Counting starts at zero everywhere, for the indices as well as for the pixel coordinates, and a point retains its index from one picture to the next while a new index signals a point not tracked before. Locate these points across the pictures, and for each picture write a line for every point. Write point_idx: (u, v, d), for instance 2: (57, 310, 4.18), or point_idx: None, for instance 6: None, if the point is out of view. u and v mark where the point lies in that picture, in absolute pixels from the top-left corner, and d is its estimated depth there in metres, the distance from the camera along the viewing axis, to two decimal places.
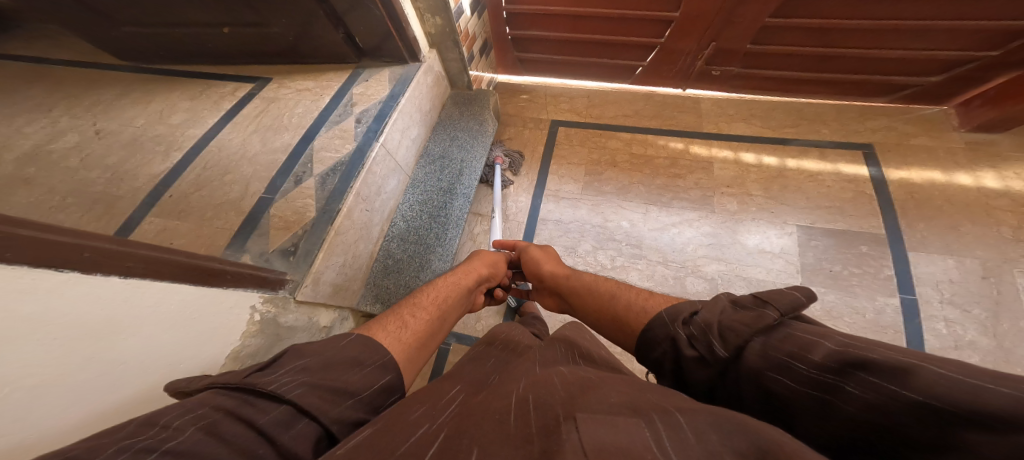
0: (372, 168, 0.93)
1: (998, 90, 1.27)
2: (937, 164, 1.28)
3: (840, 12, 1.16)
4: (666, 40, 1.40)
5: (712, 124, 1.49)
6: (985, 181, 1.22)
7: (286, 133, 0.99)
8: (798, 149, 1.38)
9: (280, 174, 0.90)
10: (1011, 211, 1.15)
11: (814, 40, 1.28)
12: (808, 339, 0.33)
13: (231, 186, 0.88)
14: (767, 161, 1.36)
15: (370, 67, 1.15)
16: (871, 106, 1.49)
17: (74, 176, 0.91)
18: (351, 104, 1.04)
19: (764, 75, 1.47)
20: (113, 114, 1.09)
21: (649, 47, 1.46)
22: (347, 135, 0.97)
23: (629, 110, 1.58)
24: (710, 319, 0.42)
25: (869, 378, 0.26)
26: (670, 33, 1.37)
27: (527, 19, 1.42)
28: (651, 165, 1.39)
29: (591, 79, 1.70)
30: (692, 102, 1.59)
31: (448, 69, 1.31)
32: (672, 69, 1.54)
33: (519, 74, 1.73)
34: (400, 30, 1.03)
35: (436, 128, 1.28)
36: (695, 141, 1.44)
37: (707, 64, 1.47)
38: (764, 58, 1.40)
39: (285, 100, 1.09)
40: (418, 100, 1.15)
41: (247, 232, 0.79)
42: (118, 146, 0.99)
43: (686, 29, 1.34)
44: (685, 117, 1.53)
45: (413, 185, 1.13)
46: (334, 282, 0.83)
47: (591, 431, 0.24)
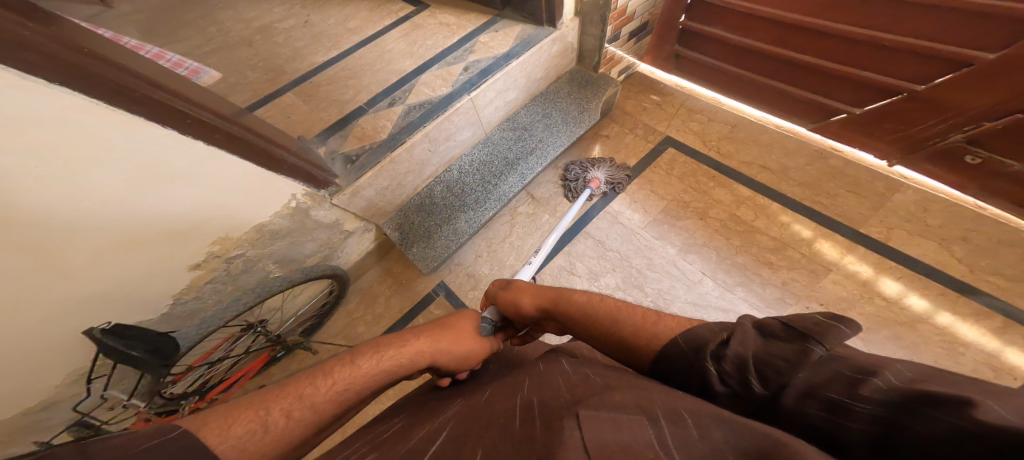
0: (452, 116, 1.03)
1: None
2: None
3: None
4: (926, 89, 0.94)
5: (882, 225, 1.07)
6: None
7: (407, 60, 1.16)
8: (978, 310, 0.91)
9: (383, 93, 1.09)
10: None
11: None
12: (854, 370, 0.25)
13: (349, 89, 1.11)
14: (912, 300, 0.95)
15: (509, 18, 1.22)
16: None
17: (277, 50, 1.28)
18: (470, 51, 1.15)
19: None
20: (322, 10, 1.42)
21: (885, 92, 1.01)
22: (449, 78, 1.09)
23: (774, 164, 1.23)
24: (740, 352, 0.31)
25: (931, 413, 0.19)
26: (943, 81, 0.90)
27: (710, 12, 1.19)
28: (748, 238, 1.10)
29: (756, 108, 1.35)
30: (885, 188, 1.13)
31: (584, 43, 1.26)
32: (888, 130, 1.08)
33: (666, 71, 1.50)
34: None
35: (536, 98, 1.28)
36: (831, 236, 1.07)
37: (969, 140, 0.95)
38: None
39: (426, 28, 1.25)
40: (533, 65, 1.16)
41: (333, 131, 1.01)
42: (308, 36, 1.31)
43: (980, 80, 0.85)
44: (850, 200, 1.12)
45: (485, 144, 1.19)
46: (371, 199, 0.98)
47: (596, 427, 0.24)
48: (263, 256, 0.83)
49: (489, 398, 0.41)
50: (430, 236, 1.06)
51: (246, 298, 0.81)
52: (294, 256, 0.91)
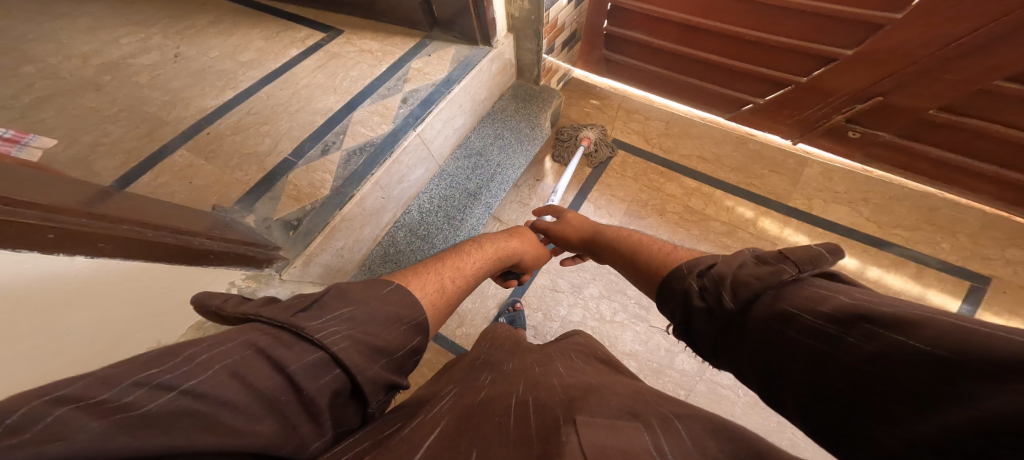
0: (401, 155, 0.96)
1: None
2: None
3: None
4: (809, 80, 1.15)
5: (803, 197, 1.26)
6: None
7: (332, 96, 1.04)
8: (892, 259, 1.12)
9: (312, 138, 0.96)
10: None
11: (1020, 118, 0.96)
12: (824, 292, 0.29)
13: (266, 137, 0.95)
14: (844, 261, 1.14)
15: (438, 39, 1.17)
16: None
17: (142, 94, 1.04)
18: (404, 80, 1.08)
19: (917, 152, 1.16)
20: (196, 42, 1.20)
21: (780, 84, 1.22)
22: (388, 113, 1.01)
23: (708, 154, 1.38)
24: (724, 271, 0.37)
25: (877, 329, 0.23)
26: (821, 73, 1.12)
27: (632, 18, 1.31)
28: (703, 226, 1.24)
29: (680, 101, 1.51)
30: (795, 163, 1.33)
31: (520, 58, 1.28)
32: (789, 117, 1.30)
33: (598, 73, 1.60)
34: (479, 8, 1.02)
35: (484, 119, 1.26)
36: (770, 213, 1.24)
37: (848, 119, 1.21)
38: (935, 128, 1.09)
39: (344, 57, 1.14)
40: (475, 87, 1.13)
41: (259, 192, 0.86)
42: (185, 74, 1.10)
43: (855, 68, 1.06)
44: (776, 179, 1.30)
45: (440, 176, 1.14)
46: (328, 264, 0.88)
47: (593, 433, 0.23)
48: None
49: (485, 397, 0.36)
50: None
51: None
52: None
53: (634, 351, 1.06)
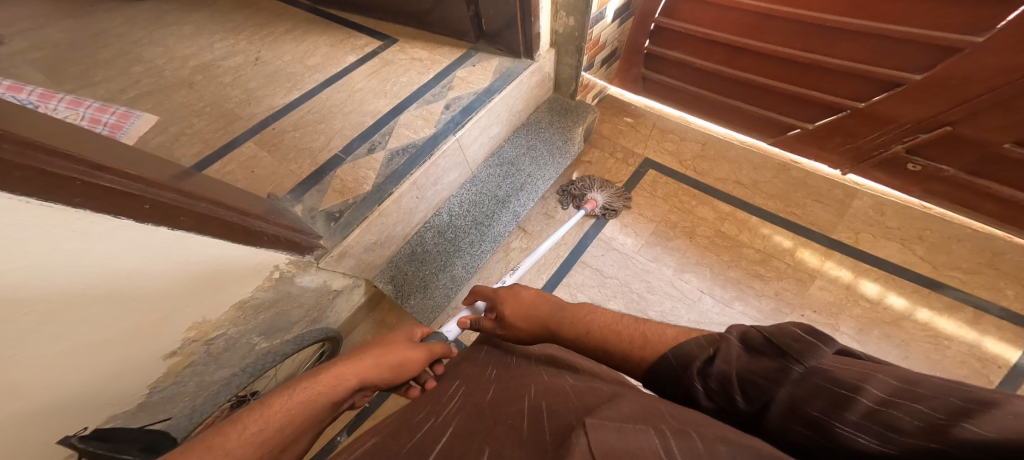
0: (438, 159, 1.00)
1: None
2: None
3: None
4: (866, 106, 1.08)
5: (849, 230, 1.18)
6: None
7: (381, 100, 1.11)
8: (947, 303, 1.02)
9: (360, 137, 1.02)
10: None
11: None
12: (840, 389, 0.25)
13: (320, 135, 1.03)
14: (892, 300, 1.04)
15: (483, 51, 1.22)
16: None
17: (225, 92, 1.15)
18: (448, 87, 1.13)
19: (988, 192, 1.05)
20: (275, 47, 1.33)
21: (832, 109, 1.16)
22: (431, 118, 1.06)
23: (746, 179, 1.33)
24: (725, 371, 0.31)
25: (898, 435, 0.20)
26: (881, 98, 1.05)
27: (674, 38, 1.30)
28: (735, 253, 1.18)
29: (718, 124, 1.48)
30: (841, 193, 1.26)
31: (559, 73, 1.31)
32: (840, 144, 1.23)
33: (634, 91, 1.60)
34: (526, 22, 1.05)
35: (520, 129, 1.29)
36: (810, 245, 1.16)
37: (908, 150, 1.11)
38: (1011, 167, 0.98)
39: (396, 64, 1.22)
40: (514, 98, 1.17)
41: (308, 183, 0.92)
42: (262, 76, 1.21)
43: (921, 97, 0.99)
44: (818, 209, 1.23)
45: (472, 182, 1.17)
46: (360, 257, 0.91)
47: (602, 435, 0.19)
48: (245, 332, 0.72)
49: (496, 400, 0.36)
50: (426, 288, 1.01)
51: (238, 380, 0.76)
52: (281, 325, 0.83)
53: None
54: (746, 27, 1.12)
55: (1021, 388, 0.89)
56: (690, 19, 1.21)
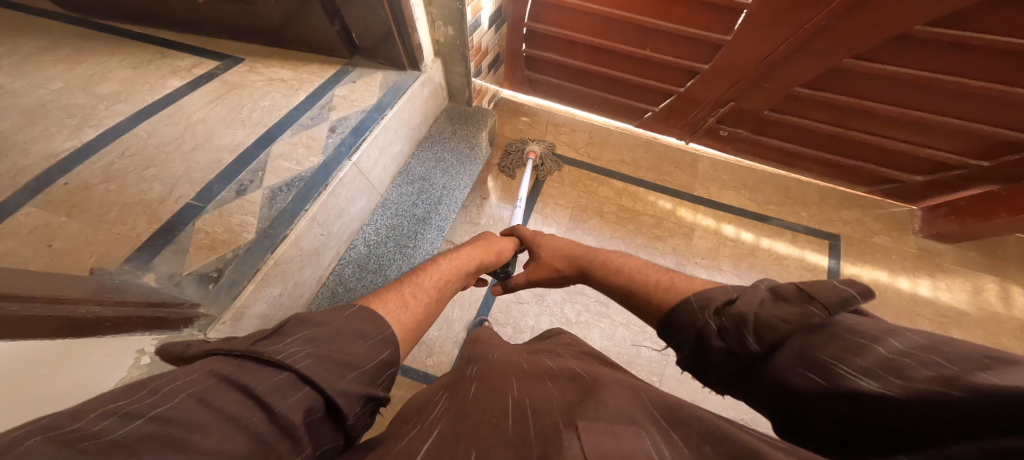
0: (337, 188, 0.88)
1: (967, 203, 1.31)
2: (886, 265, 1.32)
3: (878, 95, 1.16)
4: (684, 90, 1.41)
5: (704, 187, 1.52)
6: (920, 289, 1.27)
7: (241, 130, 0.91)
8: (774, 230, 1.40)
9: (220, 179, 0.82)
10: (933, 320, 1.21)
11: (831, 117, 1.29)
12: (857, 338, 0.27)
13: (150, 182, 0.77)
14: (744, 236, 1.38)
15: (362, 66, 1.12)
16: (855, 192, 1.54)
17: None
18: (329, 108, 0.99)
19: (772, 145, 1.49)
20: (24, 71, 0.95)
21: (665, 94, 1.47)
22: (315, 144, 0.92)
23: (628, 157, 1.58)
24: (745, 311, 0.36)
25: (898, 381, 0.23)
26: (690, 84, 1.38)
27: (546, 40, 1.42)
28: (636, 221, 1.40)
29: (597, 114, 1.71)
30: (690, 160, 1.61)
31: (450, 82, 1.29)
32: (681, 121, 1.56)
33: (524, 92, 1.72)
34: (404, 33, 1.00)
35: (423, 143, 1.25)
36: (684, 203, 1.45)
37: (718, 121, 1.50)
38: (777, 127, 1.42)
39: (249, 87, 1.01)
40: (408, 112, 1.11)
41: (157, 245, 0.69)
42: (16, 111, 0.84)
43: (711, 78, 1.33)
44: (680, 174, 1.55)
45: (384, 206, 1.09)
46: (266, 314, 0.75)
47: (595, 442, 0.23)
48: None
49: (478, 390, 0.37)
50: None
51: None
52: None
53: (604, 348, 1.13)
54: (595, 28, 1.31)
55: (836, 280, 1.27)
56: (558, 23, 1.34)
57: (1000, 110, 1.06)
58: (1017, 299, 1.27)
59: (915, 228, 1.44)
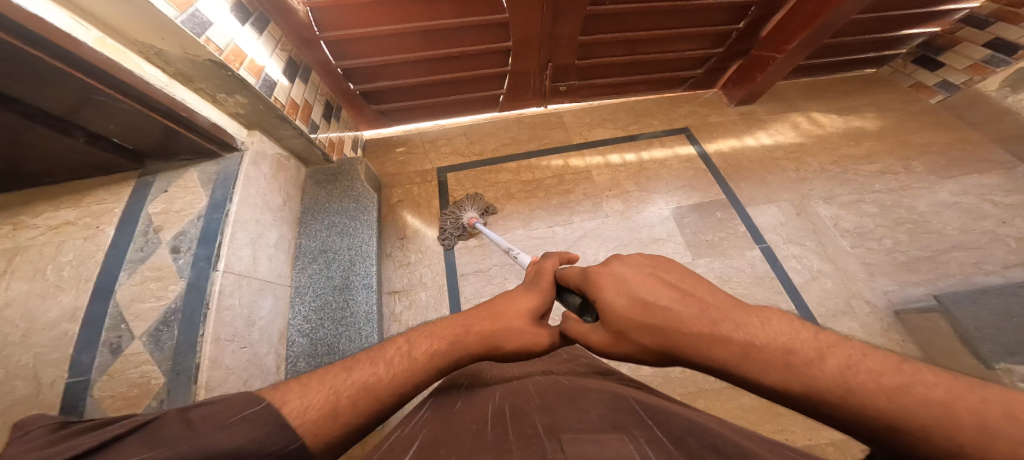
0: (223, 302, 0.81)
1: (737, 76, 1.72)
2: (732, 133, 1.66)
3: (628, 26, 1.50)
4: (511, 67, 1.57)
5: (579, 133, 1.69)
6: (764, 139, 1.62)
7: (62, 294, 0.74)
8: (645, 142, 1.64)
9: (82, 348, 0.70)
10: (786, 158, 1.55)
11: (622, 50, 1.60)
12: None
13: (9, 381, 0.65)
14: (628, 158, 1.59)
15: (165, 171, 0.94)
16: (675, 94, 1.87)
17: None
18: (153, 229, 0.85)
19: (600, 83, 1.75)
20: None
21: (501, 76, 1.61)
22: (165, 272, 0.80)
23: (507, 138, 1.69)
24: None
25: None
26: (512, 61, 1.54)
27: (374, 72, 1.46)
28: (544, 188, 1.50)
29: (463, 115, 1.78)
30: (556, 118, 1.77)
31: (291, 146, 1.20)
32: (528, 91, 1.71)
33: (385, 126, 1.74)
34: (184, 120, 0.87)
35: (305, 216, 1.21)
36: (572, 155, 1.60)
37: (553, 81, 1.68)
38: (592, 70, 1.67)
39: (30, 247, 0.78)
40: (258, 195, 1.01)
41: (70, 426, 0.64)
42: None
43: (524, 51, 1.50)
44: (556, 133, 1.69)
45: (299, 293, 1.08)
46: None
47: (579, 450, 0.23)
48: None
49: (459, 410, 0.38)
50: None
51: None
52: None
53: None
54: (417, 43, 1.38)
55: (709, 161, 1.56)
56: (370, 53, 1.38)
57: (706, 15, 1.50)
58: (820, 119, 1.68)
59: (724, 102, 1.80)
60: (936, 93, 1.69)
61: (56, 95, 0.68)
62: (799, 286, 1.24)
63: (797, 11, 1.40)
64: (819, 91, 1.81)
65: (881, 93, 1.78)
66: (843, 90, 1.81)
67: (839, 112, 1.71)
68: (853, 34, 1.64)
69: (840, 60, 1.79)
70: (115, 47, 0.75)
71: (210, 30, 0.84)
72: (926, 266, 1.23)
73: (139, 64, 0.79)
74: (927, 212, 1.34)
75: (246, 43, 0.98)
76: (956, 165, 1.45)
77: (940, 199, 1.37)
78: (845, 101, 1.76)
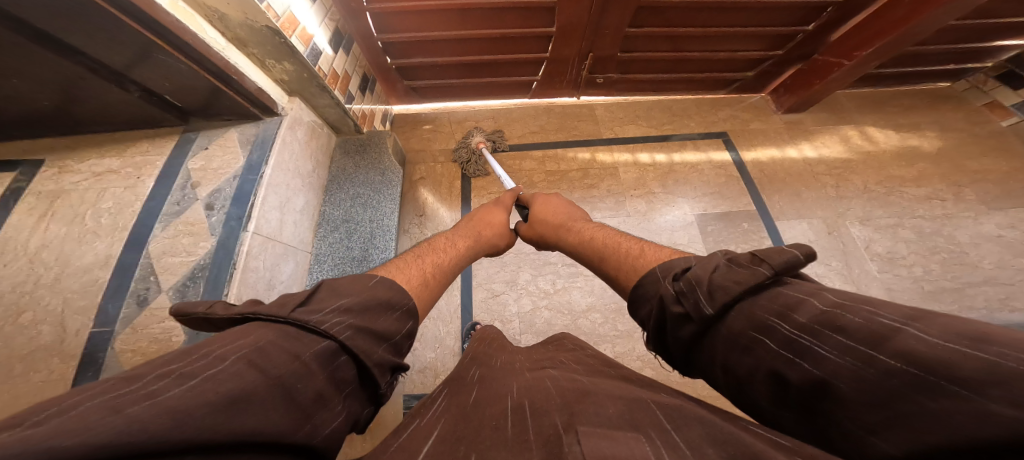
0: (250, 263, 0.85)
1: (791, 80, 1.63)
2: (773, 143, 1.57)
3: (678, 21, 1.42)
4: (549, 53, 1.53)
5: (609, 128, 1.65)
6: (807, 152, 1.53)
7: (98, 241, 0.81)
8: (678, 144, 1.58)
9: (112, 293, 0.76)
10: (828, 175, 1.46)
11: (668, 46, 1.53)
12: (799, 300, 0.31)
13: (39, 325, 0.72)
14: (658, 158, 1.54)
15: (206, 130, 0.99)
16: (717, 96, 1.78)
17: None
18: (191, 185, 0.90)
19: (639, 78, 1.68)
20: None
21: (537, 62, 1.58)
22: (198, 228, 0.85)
23: (535, 126, 1.66)
24: (699, 275, 0.37)
25: (840, 339, 0.26)
26: (551, 47, 1.50)
27: (410, 48, 1.46)
28: (566, 179, 1.48)
29: (494, 98, 1.77)
30: (587, 109, 1.73)
31: (325, 115, 1.23)
32: (562, 80, 1.67)
33: (414, 102, 1.75)
34: (233, 84, 0.89)
35: (331, 186, 1.25)
36: (599, 150, 1.57)
37: (591, 72, 1.63)
38: (632, 64, 1.60)
39: (71, 192, 0.86)
40: (290, 161, 1.05)
41: (90, 377, 0.70)
42: None
43: (565, 38, 1.46)
44: (585, 125, 1.66)
45: (318, 261, 1.12)
46: None
47: (595, 447, 0.24)
48: None
49: (477, 402, 0.39)
50: None
51: None
52: None
53: (590, 305, 1.21)
54: (456, 22, 1.37)
55: (744, 170, 1.49)
56: (409, 28, 1.38)
57: (775, 14, 1.40)
58: (874, 135, 1.56)
59: (770, 109, 1.71)
60: (1010, 115, 1.55)
61: (122, 49, 0.72)
62: None
63: (882, 14, 1.29)
64: (876, 107, 1.67)
65: (948, 112, 1.63)
66: (902, 105, 1.67)
67: (896, 128, 1.58)
68: (929, 43, 1.49)
69: (908, 70, 1.64)
70: (185, 10, 0.81)
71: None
72: (950, 297, 1.16)
73: (202, 27, 0.84)
74: (966, 242, 1.25)
75: (300, 11, 1.00)
76: (1010, 196, 1.35)
77: (983, 231, 1.27)
78: (904, 117, 1.63)
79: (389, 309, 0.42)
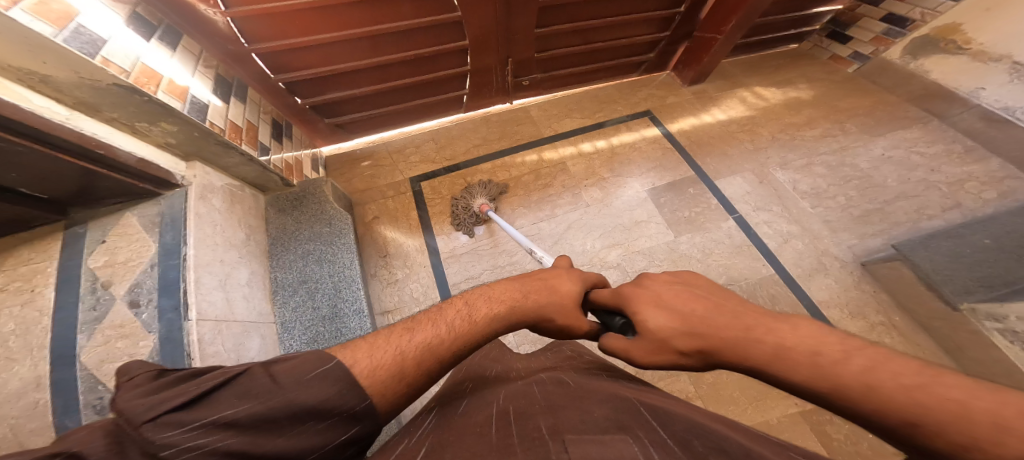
0: (207, 350, 0.76)
1: (685, 57, 1.83)
2: (691, 113, 1.76)
3: (579, 16, 1.52)
4: (470, 65, 1.54)
5: (549, 126, 1.71)
6: (718, 115, 1.74)
7: (15, 365, 0.65)
8: (612, 129, 1.69)
9: (64, 413, 0.65)
10: (740, 131, 1.67)
11: (576, 40, 1.63)
12: None
13: None
14: (599, 145, 1.63)
15: (96, 217, 0.81)
16: (631, 79, 1.94)
17: None
18: (102, 284, 0.74)
19: (560, 75, 1.77)
20: None
21: (461, 76, 1.58)
22: (130, 330, 0.72)
23: (477, 139, 1.66)
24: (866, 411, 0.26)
25: None
26: (471, 59, 1.51)
27: (323, 83, 1.38)
28: (523, 185, 1.50)
29: (427, 120, 1.74)
30: (522, 113, 1.77)
31: (240, 174, 1.11)
32: (491, 89, 1.70)
33: (344, 139, 1.66)
34: (104, 159, 0.76)
35: (275, 248, 1.13)
36: (544, 149, 1.61)
37: (515, 77, 1.68)
38: (551, 62, 1.69)
39: None
40: (214, 234, 0.92)
41: None
42: None
43: (482, 48, 1.48)
44: (525, 128, 1.69)
45: (286, 328, 1.01)
46: None
47: (584, 449, 0.23)
48: None
49: (464, 413, 0.37)
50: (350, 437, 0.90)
51: None
52: None
53: None
54: (366, 49, 1.32)
55: (675, 141, 1.65)
56: (318, 63, 1.30)
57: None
58: (763, 93, 1.83)
59: (678, 83, 1.90)
60: (851, 65, 1.89)
61: None
62: (769, 247, 1.35)
63: None
64: (757, 67, 1.97)
65: (808, 66, 1.97)
66: (776, 64, 1.98)
67: (777, 84, 1.87)
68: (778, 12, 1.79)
69: (770, 36, 1.95)
70: None
71: (105, 50, 0.73)
72: (873, 217, 1.39)
73: (24, 95, 0.65)
74: (869, 168, 1.51)
75: (155, 61, 0.86)
76: (883, 124, 1.64)
77: (875, 155, 1.54)
78: (780, 74, 1.93)
79: (312, 422, 0.31)
